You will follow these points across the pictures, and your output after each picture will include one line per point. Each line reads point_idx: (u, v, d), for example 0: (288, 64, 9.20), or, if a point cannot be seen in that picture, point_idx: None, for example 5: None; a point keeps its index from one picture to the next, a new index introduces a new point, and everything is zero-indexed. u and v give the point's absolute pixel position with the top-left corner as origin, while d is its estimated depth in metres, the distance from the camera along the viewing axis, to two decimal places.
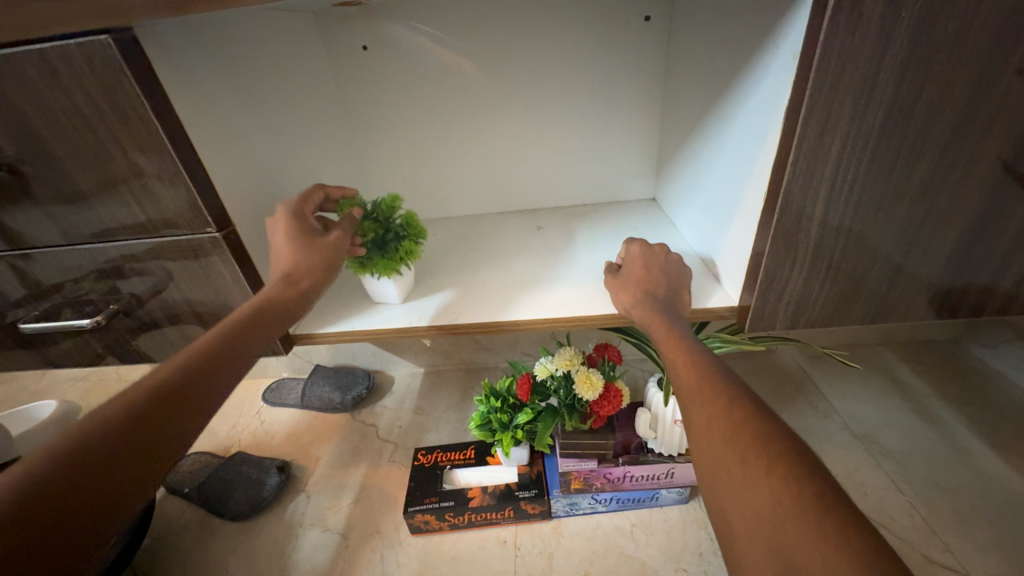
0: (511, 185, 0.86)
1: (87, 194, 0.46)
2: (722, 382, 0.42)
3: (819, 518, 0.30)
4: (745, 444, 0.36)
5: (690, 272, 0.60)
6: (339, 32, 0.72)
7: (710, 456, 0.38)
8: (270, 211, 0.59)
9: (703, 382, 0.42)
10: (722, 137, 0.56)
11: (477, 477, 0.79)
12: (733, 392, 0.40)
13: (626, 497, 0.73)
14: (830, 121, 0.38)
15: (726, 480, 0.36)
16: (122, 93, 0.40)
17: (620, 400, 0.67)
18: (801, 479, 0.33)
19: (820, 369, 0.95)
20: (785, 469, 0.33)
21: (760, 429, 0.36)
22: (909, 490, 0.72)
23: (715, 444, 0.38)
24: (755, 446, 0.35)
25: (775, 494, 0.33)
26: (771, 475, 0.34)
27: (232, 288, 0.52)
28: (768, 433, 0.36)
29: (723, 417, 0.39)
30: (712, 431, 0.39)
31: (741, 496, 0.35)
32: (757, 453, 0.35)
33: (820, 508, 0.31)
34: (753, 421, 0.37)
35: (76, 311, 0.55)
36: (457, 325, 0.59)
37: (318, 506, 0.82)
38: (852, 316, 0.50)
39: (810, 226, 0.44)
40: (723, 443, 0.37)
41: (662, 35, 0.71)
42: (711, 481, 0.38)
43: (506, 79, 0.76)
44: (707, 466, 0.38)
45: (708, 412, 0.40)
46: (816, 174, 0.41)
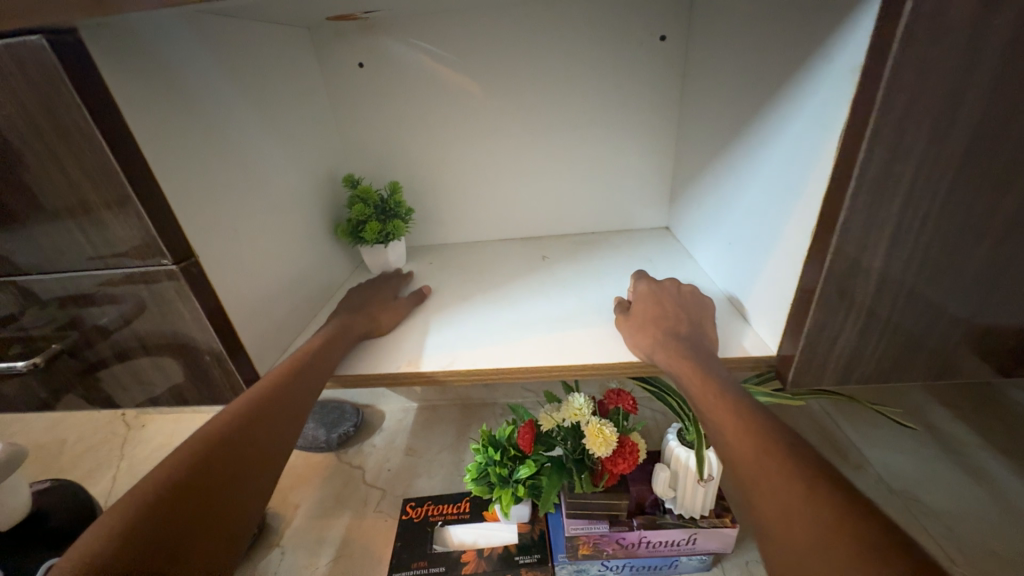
0: (516, 210, 0.81)
1: (25, 220, 0.40)
2: (786, 453, 0.34)
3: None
4: (844, 558, 0.27)
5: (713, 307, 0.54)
6: (337, 47, 0.68)
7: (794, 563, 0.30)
8: (247, 238, 0.53)
9: (767, 459, 0.34)
10: (754, 165, 0.51)
11: (471, 536, 0.69)
12: (810, 470, 0.32)
13: (640, 564, 0.64)
14: (902, 147, 0.32)
15: None
16: (57, 103, 0.34)
17: (636, 456, 0.58)
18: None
19: (849, 413, 0.87)
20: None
21: (860, 533, 0.28)
22: (962, 561, 0.63)
23: (800, 549, 0.29)
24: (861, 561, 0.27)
25: None
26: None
27: (194, 328, 0.45)
28: (872, 541, 0.27)
29: (805, 514, 0.30)
30: (788, 526, 0.31)
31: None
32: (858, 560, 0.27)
33: None
34: (844, 516, 0.29)
35: (15, 351, 0.48)
36: (452, 371, 0.52)
37: (293, 565, 0.73)
38: (914, 372, 0.43)
39: (870, 268, 0.37)
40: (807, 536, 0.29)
41: (679, 56, 0.67)
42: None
43: (511, 100, 0.71)
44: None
45: (785, 508, 0.31)
46: (882, 207, 0.35)
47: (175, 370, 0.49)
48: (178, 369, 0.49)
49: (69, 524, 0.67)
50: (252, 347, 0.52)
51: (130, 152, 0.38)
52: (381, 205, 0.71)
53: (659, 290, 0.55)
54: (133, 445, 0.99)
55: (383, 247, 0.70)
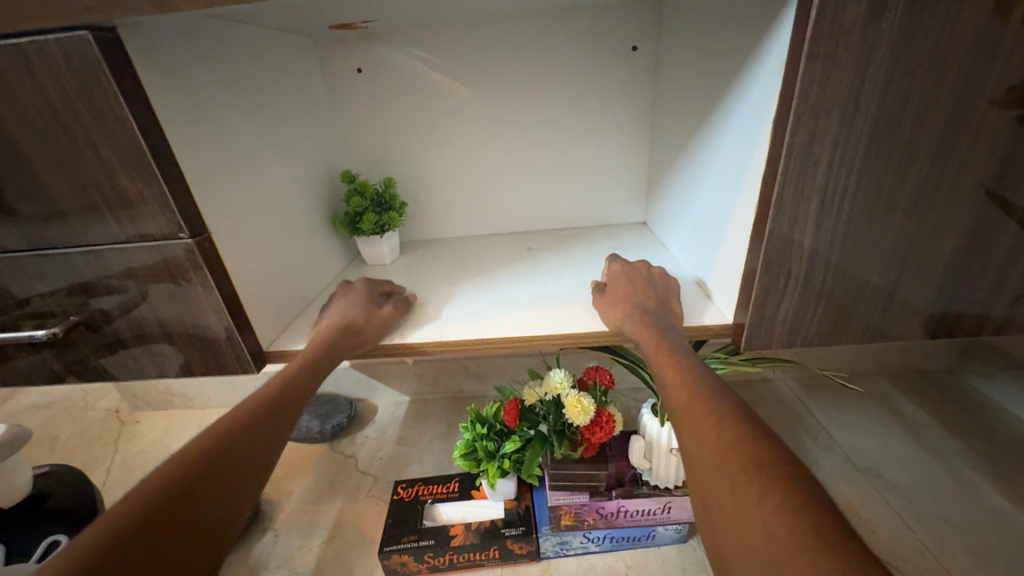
0: (503, 206, 0.86)
1: (55, 197, 0.44)
2: (711, 398, 0.39)
3: (820, 553, 0.27)
4: (735, 471, 0.33)
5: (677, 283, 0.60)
6: (336, 55, 0.74)
7: (704, 483, 0.35)
8: (252, 222, 0.57)
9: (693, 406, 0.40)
10: (709, 156, 0.57)
11: (460, 513, 0.73)
12: (728, 409, 0.38)
13: (620, 535, 0.67)
14: (819, 130, 0.38)
15: (719, 510, 0.33)
16: (96, 90, 0.39)
17: (613, 426, 0.64)
18: (796, 511, 0.29)
19: (817, 399, 0.92)
20: (778, 495, 0.30)
21: (751, 453, 0.33)
22: (919, 528, 0.68)
23: (707, 469, 0.35)
24: (745, 472, 0.33)
25: (766, 523, 0.30)
26: (762, 507, 0.30)
27: (204, 300, 0.49)
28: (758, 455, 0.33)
29: (714, 442, 0.36)
30: (703, 454, 0.36)
31: (740, 538, 0.31)
32: (747, 476, 0.32)
33: (815, 531, 0.28)
34: (744, 441, 0.34)
35: (33, 324, 0.51)
36: (441, 343, 0.56)
37: (287, 546, 0.75)
38: (850, 335, 0.48)
39: (803, 238, 0.43)
40: (714, 458, 0.35)
41: (649, 64, 0.74)
42: (709, 518, 0.34)
43: (497, 104, 0.77)
44: (702, 497, 0.36)
45: (700, 438, 0.37)
46: (808, 184, 0.40)
47: (185, 345, 0.53)
48: (187, 344, 0.53)
49: (67, 506, 0.68)
50: (255, 322, 0.56)
51: (155, 136, 0.43)
52: (377, 198, 0.76)
53: (632, 271, 0.60)
54: (126, 439, 1.01)
55: (378, 238, 0.75)
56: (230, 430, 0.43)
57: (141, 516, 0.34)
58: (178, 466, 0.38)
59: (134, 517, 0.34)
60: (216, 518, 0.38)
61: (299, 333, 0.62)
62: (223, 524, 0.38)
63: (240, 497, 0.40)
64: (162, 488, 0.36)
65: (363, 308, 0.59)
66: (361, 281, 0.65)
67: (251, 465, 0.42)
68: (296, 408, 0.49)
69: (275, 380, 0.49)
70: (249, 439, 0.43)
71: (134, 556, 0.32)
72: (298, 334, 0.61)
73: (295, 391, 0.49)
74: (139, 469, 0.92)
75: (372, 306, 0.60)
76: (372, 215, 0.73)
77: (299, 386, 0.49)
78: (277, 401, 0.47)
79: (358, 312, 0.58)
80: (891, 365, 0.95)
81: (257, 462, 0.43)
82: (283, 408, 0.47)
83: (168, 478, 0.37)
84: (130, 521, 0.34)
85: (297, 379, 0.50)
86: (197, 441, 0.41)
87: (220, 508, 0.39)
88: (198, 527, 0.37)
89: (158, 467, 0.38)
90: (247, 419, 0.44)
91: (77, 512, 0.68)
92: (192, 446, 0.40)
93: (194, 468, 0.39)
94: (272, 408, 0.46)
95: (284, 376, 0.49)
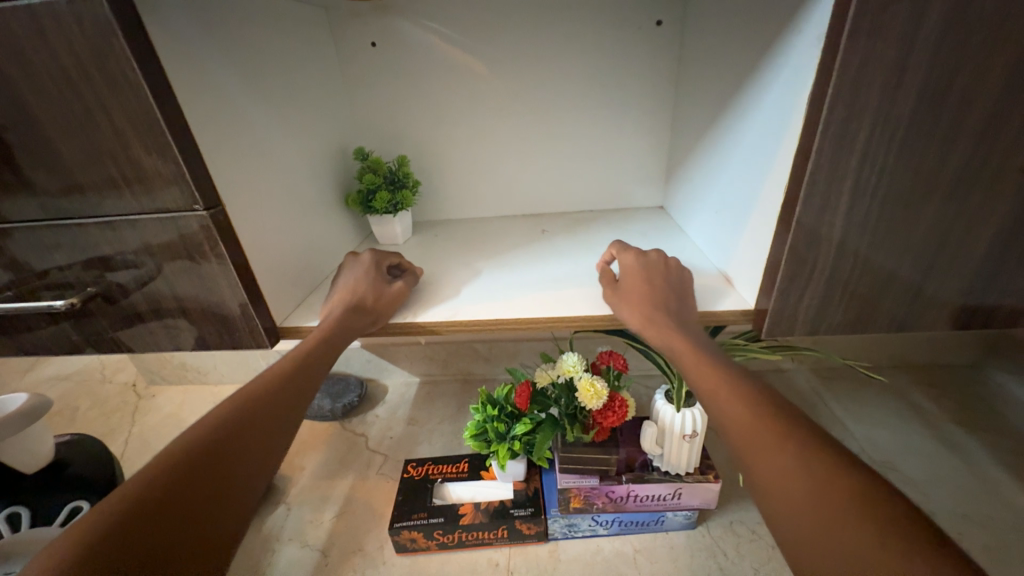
0: (518, 187, 0.85)
1: (70, 166, 0.44)
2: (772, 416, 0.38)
3: None
4: (834, 509, 0.31)
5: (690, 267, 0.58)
6: (350, 28, 0.72)
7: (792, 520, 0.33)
8: (266, 197, 0.57)
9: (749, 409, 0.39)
10: (736, 136, 0.55)
11: (469, 493, 0.74)
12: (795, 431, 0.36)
13: (628, 519, 0.68)
14: (858, 105, 0.36)
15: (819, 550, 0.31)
16: (109, 55, 0.38)
17: (625, 410, 0.63)
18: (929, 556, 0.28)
19: (832, 391, 0.91)
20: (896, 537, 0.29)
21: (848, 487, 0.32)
22: (934, 522, 0.66)
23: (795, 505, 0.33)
24: (849, 509, 0.31)
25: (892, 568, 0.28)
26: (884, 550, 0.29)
27: (219, 273, 0.49)
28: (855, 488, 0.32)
29: (796, 473, 0.34)
30: (786, 488, 0.34)
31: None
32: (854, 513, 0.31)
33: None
34: (834, 471, 0.33)
35: (51, 294, 0.51)
36: (454, 323, 0.56)
37: (299, 520, 0.76)
38: (877, 324, 0.47)
39: (834, 221, 0.41)
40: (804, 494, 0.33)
41: (673, 40, 0.71)
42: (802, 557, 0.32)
43: (514, 81, 0.75)
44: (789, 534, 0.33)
45: (776, 468, 0.35)
46: (843, 163, 0.38)
47: (200, 320, 0.53)
48: (202, 319, 0.53)
49: (89, 471, 0.69)
50: (269, 298, 0.56)
51: (168, 105, 0.42)
52: (390, 176, 0.75)
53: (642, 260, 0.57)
54: (143, 412, 1.03)
55: (391, 217, 0.75)
56: (246, 406, 0.43)
57: (162, 490, 0.34)
58: (195, 441, 0.38)
59: (157, 491, 0.34)
60: (234, 494, 0.38)
61: (311, 310, 0.61)
62: (242, 500, 0.39)
63: (258, 473, 0.41)
64: (183, 460, 0.37)
65: (373, 283, 0.58)
66: (367, 253, 0.63)
67: (268, 439, 0.43)
68: (311, 383, 0.49)
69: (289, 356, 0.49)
70: (266, 414, 0.43)
71: (159, 526, 0.33)
72: (311, 312, 0.61)
73: (309, 367, 0.49)
74: (156, 441, 0.94)
75: (382, 281, 0.58)
76: (385, 194, 0.72)
77: (313, 363, 0.49)
78: (289, 379, 0.47)
79: (366, 289, 0.57)
80: (910, 358, 0.93)
81: (274, 436, 0.43)
82: (298, 384, 0.47)
83: (186, 453, 0.37)
84: (152, 495, 0.34)
85: (311, 355, 0.49)
86: (212, 417, 0.41)
87: (239, 484, 0.39)
88: (218, 501, 0.37)
89: (175, 440, 0.38)
90: (262, 394, 0.44)
91: (99, 477, 0.69)
92: (210, 420, 0.41)
93: (213, 441, 0.39)
94: (287, 384, 0.47)
95: (299, 352, 0.49)
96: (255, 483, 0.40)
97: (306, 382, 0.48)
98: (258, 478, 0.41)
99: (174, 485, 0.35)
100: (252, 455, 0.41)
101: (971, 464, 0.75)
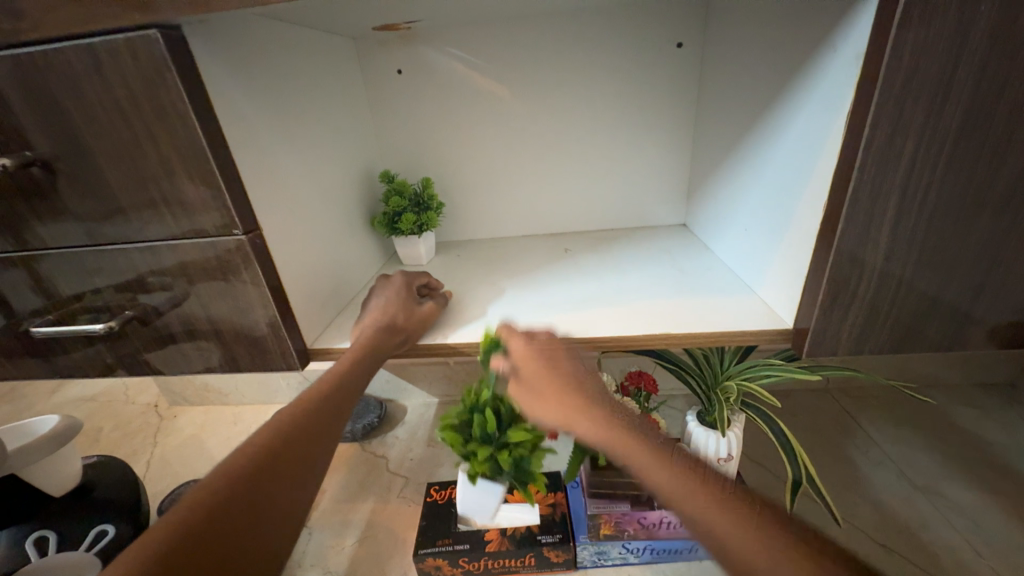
0: (539, 207, 0.85)
1: (116, 193, 0.45)
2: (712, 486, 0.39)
3: None
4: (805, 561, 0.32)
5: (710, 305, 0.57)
6: (378, 56, 0.75)
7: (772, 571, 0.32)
8: (300, 220, 0.58)
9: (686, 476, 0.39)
10: (767, 155, 0.55)
11: (495, 516, 0.68)
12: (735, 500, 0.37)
13: (661, 547, 0.65)
14: (901, 122, 0.36)
15: None
16: (162, 87, 0.40)
17: (657, 434, 0.62)
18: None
19: (866, 411, 0.88)
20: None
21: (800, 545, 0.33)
22: (988, 552, 0.62)
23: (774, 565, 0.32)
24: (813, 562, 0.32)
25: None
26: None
27: (254, 295, 0.50)
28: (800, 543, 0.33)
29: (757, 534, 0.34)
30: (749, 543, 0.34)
31: None
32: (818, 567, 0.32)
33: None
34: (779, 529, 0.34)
35: (90, 317, 0.53)
36: (485, 343, 0.55)
37: (321, 544, 0.74)
38: (923, 342, 0.45)
39: (878, 237, 0.40)
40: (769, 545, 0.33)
41: (694, 61, 0.72)
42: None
43: (535, 104, 0.77)
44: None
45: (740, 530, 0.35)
46: (887, 179, 0.38)
47: (232, 341, 0.53)
48: (235, 341, 0.53)
49: (114, 495, 0.69)
50: (300, 319, 0.56)
51: (214, 132, 0.43)
52: (415, 198, 0.76)
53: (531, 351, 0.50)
54: (165, 432, 1.03)
55: (416, 237, 0.75)
56: (290, 423, 0.43)
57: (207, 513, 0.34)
58: (240, 463, 0.38)
59: (203, 514, 0.34)
60: (274, 519, 0.38)
61: (341, 331, 0.62)
62: (285, 521, 0.39)
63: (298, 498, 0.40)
64: (228, 478, 0.37)
65: (404, 305, 0.58)
66: (398, 274, 0.63)
67: (309, 459, 0.42)
68: (347, 403, 0.49)
69: (327, 374, 0.49)
70: (306, 433, 0.43)
71: (205, 547, 0.33)
72: (341, 332, 0.61)
73: (345, 387, 0.49)
74: (178, 462, 0.94)
75: (409, 304, 0.59)
76: (412, 215, 0.73)
77: (350, 381, 0.49)
78: (329, 400, 0.47)
79: (399, 309, 0.57)
80: (948, 377, 0.89)
81: (314, 456, 0.43)
82: (337, 403, 0.47)
83: (230, 475, 0.37)
84: (198, 518, 0.34)
85: (350, 374, 0.49)
86: (255, 437, 0.41)
87: (279, 511, 0.38)
88: (259, 529, 0.37)
89: (225, 457, 0.39)
90: (303, 412, 0.45)
91: (124, 503, 0.69)
92: (257, 437, 0.41)
93: (258, 458, 0.39)
94: (326, 402, 0.47)
95: (337, 369, 0.49)
96: (294, 507, 0.40)
97: (343, 401, 0.48)
98: (298, 502, 0.40)
99: (219, 507, 0.35)
100: (293, 479, 0.40)
101: (1022, 489, 0.71)
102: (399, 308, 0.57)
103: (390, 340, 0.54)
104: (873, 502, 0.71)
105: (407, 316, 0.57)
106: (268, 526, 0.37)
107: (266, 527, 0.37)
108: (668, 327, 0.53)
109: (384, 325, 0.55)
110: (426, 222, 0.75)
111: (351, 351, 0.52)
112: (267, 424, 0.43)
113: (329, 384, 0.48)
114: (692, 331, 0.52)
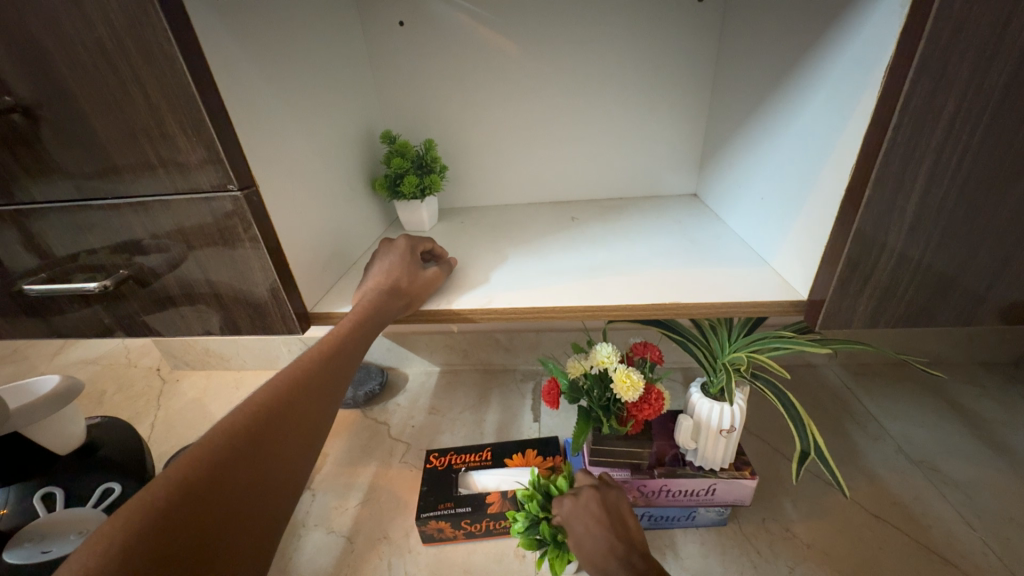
0: (544, 173, 0.83)
1: (104, 144, 0.43)
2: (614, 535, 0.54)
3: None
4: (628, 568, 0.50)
5: (721, 276, 0.55)
6: (378, 6, 0.70)
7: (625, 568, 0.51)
8: (300, 180, 0.56)
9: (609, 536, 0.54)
10: (788, 119, 0.52)
11: (495, 482, 0.71)
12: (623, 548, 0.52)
13: (659, 514, 0.66)
14: (946, 78, 0.34)
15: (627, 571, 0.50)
16: (148, 24, 0.37)
17: (661, 404, 0.61)
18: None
19: (866, 387, 0.88)
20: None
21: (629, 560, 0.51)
22: (980, 526, 0.63)
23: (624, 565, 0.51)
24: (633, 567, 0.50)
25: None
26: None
27: (252, 256, 0.48)
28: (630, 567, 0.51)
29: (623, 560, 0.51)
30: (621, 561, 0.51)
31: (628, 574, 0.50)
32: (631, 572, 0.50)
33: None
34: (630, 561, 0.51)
35: (87, 275, 0.51)
36: (490, 309, 0.54)
37: (324, 506, 0.76)
38: (938, 315, 0.44)
39: (906, 204, 0.39)
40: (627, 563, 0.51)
41: (715, 17, 0.68)
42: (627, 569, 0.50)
43: (544, 62, 0.73)
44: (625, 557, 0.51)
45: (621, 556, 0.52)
46: (922, 141, 0.36)
47: (232, 305, 0.52)
48: (235, 304, 0.52)
49: (117, 455, 0.69)
50: (301, 283, 0.55)
51: (203, 78, 0.41)
52: (417, 160, 0.73)
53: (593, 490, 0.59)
54: (167, 396, 1.04)
55: (418, 202, 0.73)
56: (292, 383, 0.42)
57: (214, 473, 0.34)
58: (246, 420, 0.38)
59: (213, 466, 0.34)
60: (276, 486, 0.38)
61: (343, 295, 0.60)
62: (289, 477, 0.39)
63: (297, 468, 0.40)
64: (233, 432, 0.37)
65: (407, 270, 0.56)
66: (401, 238, 0.61)
67: (310, 419, 0.42)
68: (348, 367, 0.48)
69: (327, 337, 0.48)
70: (309, 393, 0.43)
71: (217, 495, 0.33)
72: (343, 296, 0.60)
73: (346, 351, 0.48)
74: (182, 425, 0.95)
75: (413, 267, 0.57)
76: (413, 177, 0.71)
77: (349, 346, 0.48)
78: (330, 365, 0.46)
79: (402, 274, 0.56)
80: (950, 355, 0.89)
81: (314, 417, 0.43)
82: (339, 366, 0.47)
83: (235, 429, 0.37)
84: (205, 476, 0.33)
85: (350, 339, 0.48)
86: (261, 392, 0.41)
87: (282, 468, 0.39)
88: (266, 483, 0.37)
89: (230, 411, 0.38)
90: (305, 374, 0.44)
91: (128, 462, 0.70)
92: (261, 395, 0.41)
93: (263, 414, 0.39)
94: (327, 365, 0.46)
95: (337, 333, 0.48)
96: (299, 464, 0.40)
97: (343, 364, 0.47)
98: (301, 460, 0.41)
99: (231, 461, 0.35)
100: (293, 446, 0.40)
101: (1017, 466, 0.71)
102: (402, 273, 0.55)
103: (393, 304, 0.52)
104: (869, 475, 0.72)
105: (410, 281, 0.55)
106: (271, 490, 0.37)
107: (272, 480, 0.38)
108: (677, 296, 0.52)
109: (386, 290, 0.53)
110: (429, 188, 0.73)
111: (352, 315, 0.50)
112: (270, 382, 0.42)
113: (328, 348, 0.47)
114: (702, 301, 0.51)
